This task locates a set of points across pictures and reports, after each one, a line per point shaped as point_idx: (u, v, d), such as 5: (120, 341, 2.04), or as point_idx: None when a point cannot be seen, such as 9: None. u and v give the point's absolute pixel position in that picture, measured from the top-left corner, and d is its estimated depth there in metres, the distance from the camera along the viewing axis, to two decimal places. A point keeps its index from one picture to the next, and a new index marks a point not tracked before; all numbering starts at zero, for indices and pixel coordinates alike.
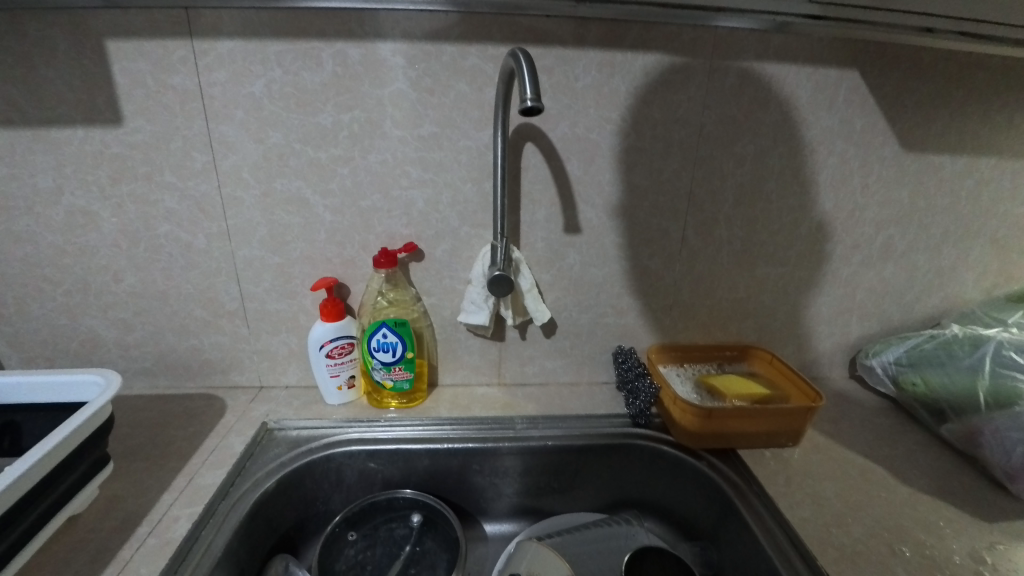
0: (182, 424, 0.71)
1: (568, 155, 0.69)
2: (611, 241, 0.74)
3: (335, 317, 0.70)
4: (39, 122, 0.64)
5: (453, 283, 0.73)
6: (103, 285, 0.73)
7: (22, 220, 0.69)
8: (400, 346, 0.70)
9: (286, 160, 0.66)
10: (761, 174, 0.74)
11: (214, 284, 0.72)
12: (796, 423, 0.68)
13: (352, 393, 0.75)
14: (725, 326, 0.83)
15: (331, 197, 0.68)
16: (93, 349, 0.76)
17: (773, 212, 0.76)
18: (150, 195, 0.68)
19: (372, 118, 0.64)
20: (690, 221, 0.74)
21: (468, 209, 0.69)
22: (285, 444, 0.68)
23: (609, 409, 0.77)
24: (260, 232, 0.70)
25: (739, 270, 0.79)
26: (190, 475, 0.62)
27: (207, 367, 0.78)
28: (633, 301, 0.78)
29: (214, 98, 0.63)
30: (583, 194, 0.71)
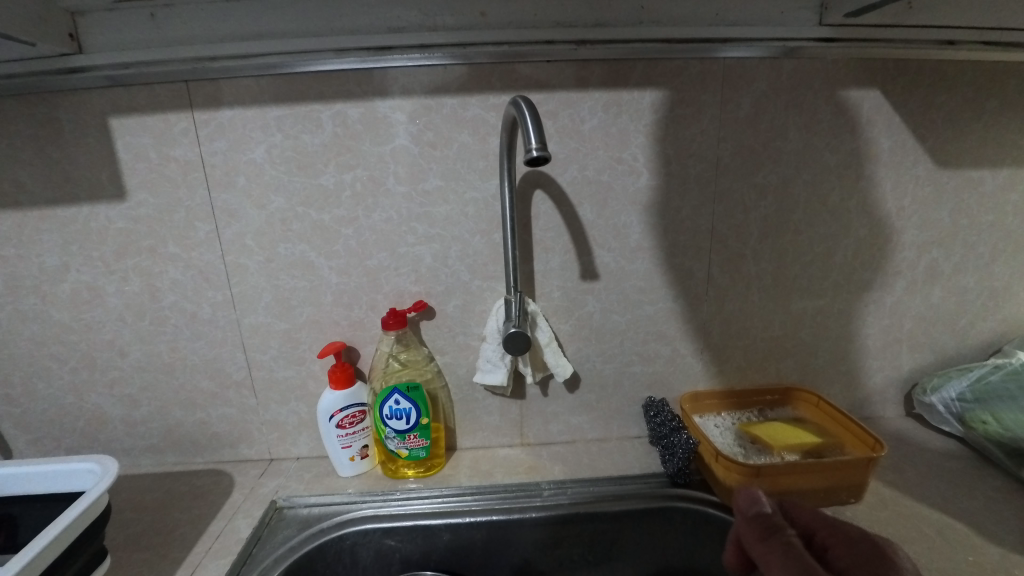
0: (188, 506, 0.67)
1: (580, 200, 0.65)
2: (631, 285, 0.69)
3: (345, 384, 0.66)
4: (45, 203, 0.64)
5: (466, 339, 0.69)
6: (108, 361, 0.71)
7: (30, 299, 0.68)
8: (414, 412, 0.65)
9: (289, 225, 0.64)
10: (787, 205, 0.69)
11: (220, 355, 0.70)
12: (856, 475, 0.61)
13: (365, 463, 0.70)
14: (763, 367, 0.76)
15: (337, 258, 0.65)
16: (99, 427, 0.74)
17: (804, 243, 0.71)
18: (154, 267, 0.67)
19: (375, 176, 0.63)
20: (715, 259, 0.70)
21: (478, 261, 0.66)
22: (295, 524, 0.63)
23: (643, 468, 0.70)
24: (266, 298, 0.67)
25: (772, 308, 0.73)
26: (192, 566, 0.57)
27: (215, 441, 0.74)
28: (661, 347, 0.73)
29: (216, 167, 0.63)
30: (597, 238, 0.67)
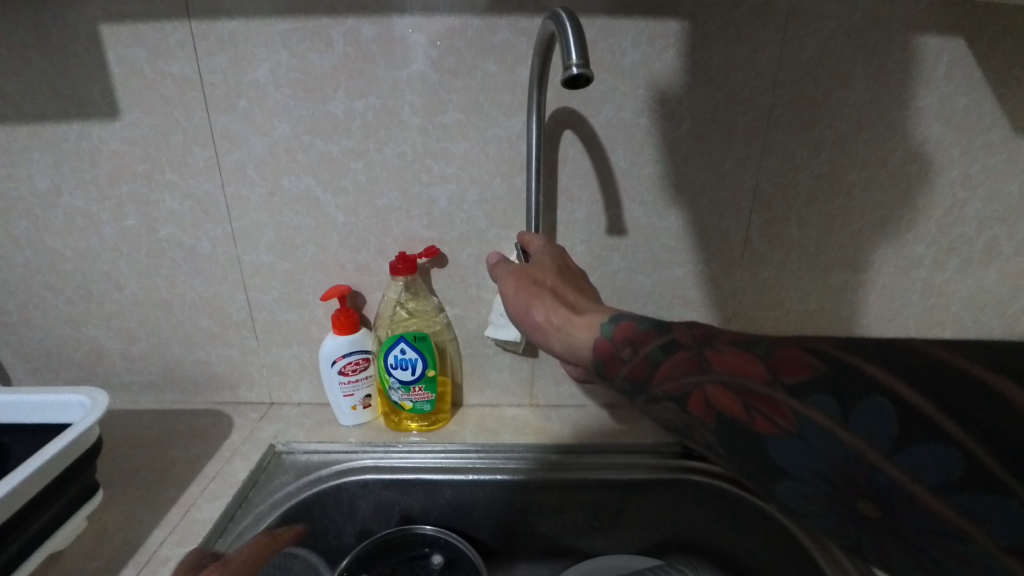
0: (186, 445, 0.65)
1: (613, 145, 0.59)
2: (661, 244, 0.64)
3: (349, 330, 0.62)
4: (34, 118, 0.59)
5: (479, 292, 0.65)
6: (105, 293, 0.68)
7: (22, 223, 0.65)
8: (420, 363, 0.62)
9: (294, 155, 0.59)
10: (841, 166, 0.62)
11: (220, 293, 0.66)
12: None
13: (368, 414, 0.68)
14: None
15: (344, 196, 0.60)
16: (97, 360, 0.72)
17: (855, 209, 0.65)
18: (150, 195, 0.62)
19: (388, 105, 0.57)
20: (756, 221, 0.64)
21: (497, 207, 0.61)
22: (293, 471, 0.62)
23: (657, 437, 0.67)
24: (268, 235, 0.63)
25: (812, 277, 0.67)
26: (186, 505, 0.56)
27: (215, 382, 0.72)
28: (686, 313, 0.68)
29: (215, 86, 0.57)
30: (629, 189, 0.61)
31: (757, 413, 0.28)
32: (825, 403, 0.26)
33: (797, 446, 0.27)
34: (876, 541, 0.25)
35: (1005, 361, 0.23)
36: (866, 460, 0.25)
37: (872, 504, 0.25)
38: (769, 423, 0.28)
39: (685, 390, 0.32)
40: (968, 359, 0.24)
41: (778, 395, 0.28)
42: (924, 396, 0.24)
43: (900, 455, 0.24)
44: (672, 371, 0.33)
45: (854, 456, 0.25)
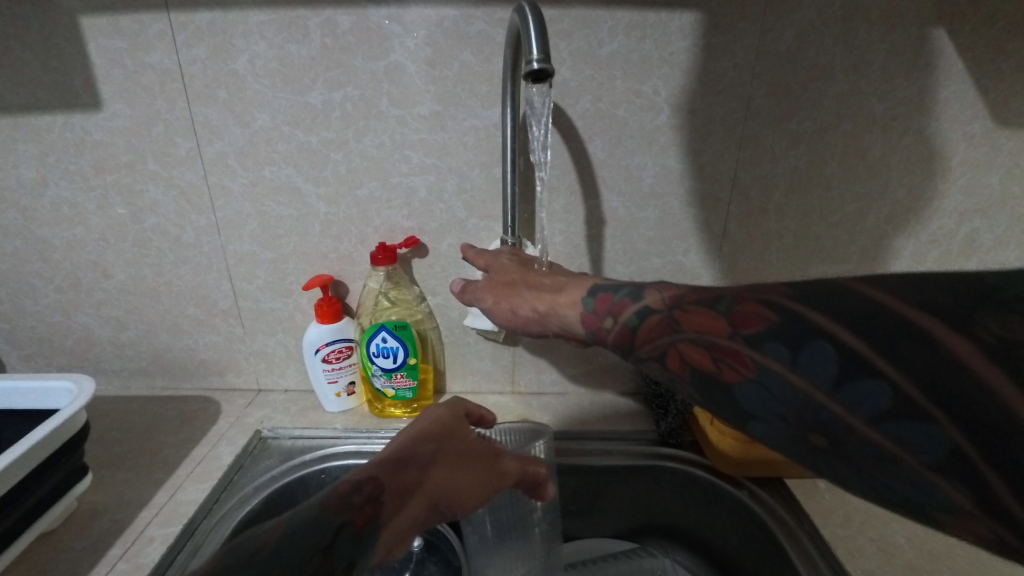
0: (174, 430, 0.67)
1: (591, 136, 0.59)
2: (640, 234, 0.65)
3: (332, 319, 0.64)
4: (17, 109, 0.60)
5: (459, 281, 0.65)
6: (93, 281, 0.69)
7: (10, 213, 0.66)
8: (401, 351, 0.63)
9: (274, 145, 0.60)
10: (820, 157, 0.62)
11: (206, 282, 0.67)
12: None
13: (351, 400, 0.69)
14: None
15: (325, 186, 0.61)
16: (88, 347, 0.73)
17: (834, 200, 0.65)
18: (135, 185, 0.63)
19: (367, 96, 0.57)
20: (734, 212, 0.64)
21: (476, 197, 0.61)
22: (278, 455, 0.63)
23: (634, 425, 0.68)
24: (251, 225, 0.64)
25: (790, 268, 0.68)
26: (172, 488, 0.57)
27: (203, 369, 0.73)
28: None
29: (195, 77, 0.57)
30: (607, 180, 0.62)
31: (722, 365, 0.31)
32: (777, 351, 0.29)
33: (756, 390, 0.30)
34: (830, 466, 0.27)
35: (932, 299, 0.26)
36: (824, 391, 0.27)
37: (826, 434, 0.27)
38: (734, 375, 0.31)
39: (663, 351, 0.34)
40: (906, 303, 0.26)
41: (743, 348, 0.30)
42: (857, 337, 0.27)
43: (842, 392, 0.27)
44: (650, 335, 0.36)
45: (803, 398, 0.28)
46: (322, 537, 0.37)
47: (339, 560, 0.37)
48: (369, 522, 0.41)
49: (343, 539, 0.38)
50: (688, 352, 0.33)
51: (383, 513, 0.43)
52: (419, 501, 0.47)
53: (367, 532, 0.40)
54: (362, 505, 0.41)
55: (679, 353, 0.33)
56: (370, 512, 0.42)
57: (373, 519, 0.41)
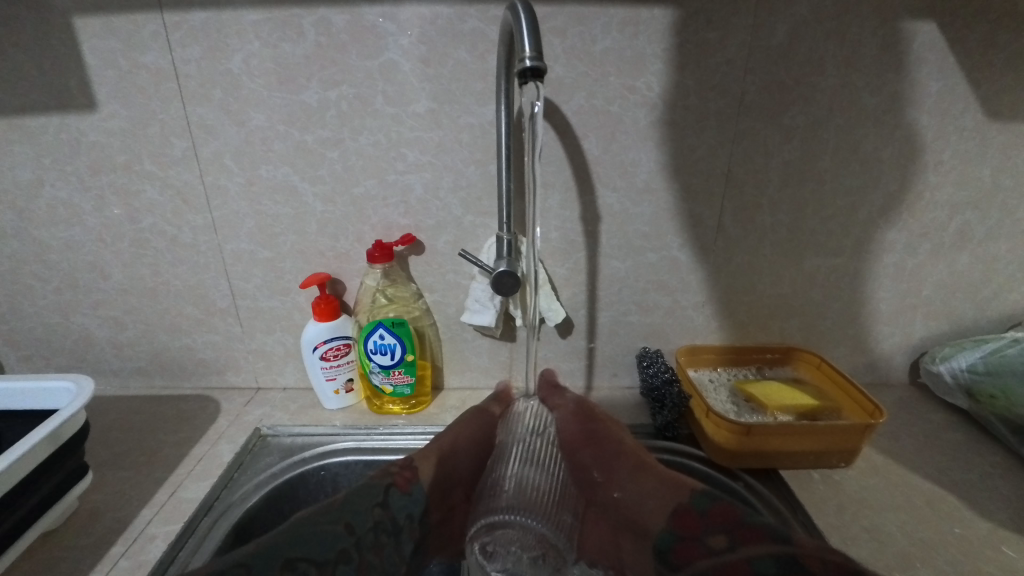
0: (174, 429, 0.67)
1: (585, 132, 0.60)
2: (635, 230, 0.65)
3: (330, 317, 0.64)
4: (11, 110, 0.60)
5: (456, 278, 0.66)
6: (91, 282, 0.69)
7: (6, 215, 0.66)
8: (399, 348, 0.63)
9: (270, 144, 0.60)
10: (812, 151, 0.63)
11: (203, 281, 0.68)
12: (849, 440, 0.59)
13: (350, 397, 0.70)
14: (766, 325, 0.72)
15: (321, 184, 0.61)
16: (87, 347, 0.73)
17: (827, 194, 0.65)
18: (131, 186, 0.63)
19: (362, 94, 0.57)
20: (728, 206, 0.65)
21: (472, 194, 0.61)
22: (278, 452, 0.64)
23: (632, 418, 0.69)
24: (248, 224, 0.64)
25: (784, 262, 0.68)
26: (173, 486, 0.58)
27: (202, 367, 0.73)
28: (661, 297, 0.69)
29: (190, 77, 0.57)
30: (602, 176, 0.62)
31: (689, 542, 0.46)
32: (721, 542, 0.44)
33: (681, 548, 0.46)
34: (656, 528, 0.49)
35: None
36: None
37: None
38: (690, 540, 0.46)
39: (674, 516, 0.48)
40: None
41: (732, 548, 0.43)
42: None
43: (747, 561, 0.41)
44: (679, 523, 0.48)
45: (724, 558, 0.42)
46: (375, 495, 0.49)
47: (396, 511, 0.49)
48: (412, 483, 0.52)
49: (393, 497, 0.50)
50: (711, 565, 0.43)
51: (427, 486, 0.52)
52: (455, 487, 0.55)
53: (413, 488, 0.51)
54: (402, 471, 0.52)
55: (698, 541, 0.45)
56: (408, 476, 0.52)
57: (412, 481, 0.52)
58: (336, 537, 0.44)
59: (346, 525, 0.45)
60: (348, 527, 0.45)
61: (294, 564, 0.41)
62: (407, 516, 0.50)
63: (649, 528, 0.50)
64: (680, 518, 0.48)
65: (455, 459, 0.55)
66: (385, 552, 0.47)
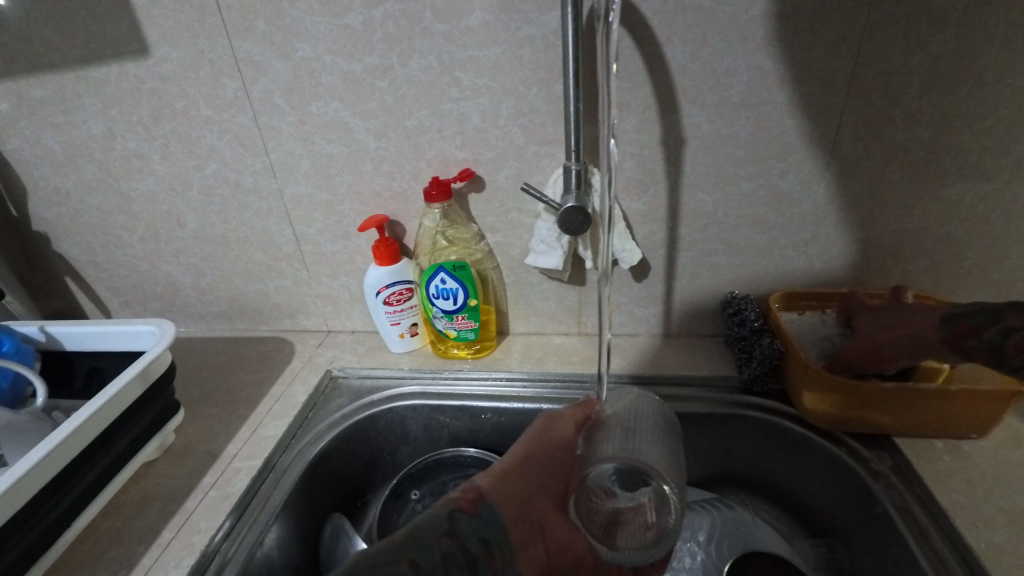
0: (255, 369, 0.70)
1: (668, 36, 0.50)
2: (726, 155, 0.55)
3: (390, 260, 0.62)
4: (78, 62, 0.61)
5: (520, 217, 0.60)
6: (170, 231, 0.72)
7: (90, 169, 0.69)
8: (461, 292, 0.60)
9: (318, 78, 0.56)
10: (975, 40, 0.48)
11: (268, 226, 0.68)
12: (986, 410, 0.49)
13: (416, 341, 0.69)
14: (886, 266, 0.60)
15: (373, 119, 0.57)
16: (175, 293, 0.78)
17: (990, 98, 0.50)
18: (191, 132, 0.63)
19: (409, 11, 0.51)
20: (848, 120, 0.53)
21: (534, 121, 0.54)
22: (348, 394, 0.65)
23: (714, 369, 0.62)
24: (304, 165, 0.62)
25: (917, 190, 0.56)
26: (254, 424, 0.61)
27: (276, 311, 0.75)
28: (755, 234, 0.60)
29: (231, 9, 0.54)
30: (687, 91, 0.52)
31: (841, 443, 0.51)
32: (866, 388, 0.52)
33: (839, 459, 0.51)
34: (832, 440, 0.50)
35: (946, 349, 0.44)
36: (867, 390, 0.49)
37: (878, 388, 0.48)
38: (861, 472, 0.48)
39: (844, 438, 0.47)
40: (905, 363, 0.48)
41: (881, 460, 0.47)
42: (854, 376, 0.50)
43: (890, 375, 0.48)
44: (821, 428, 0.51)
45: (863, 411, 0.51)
46: (439, 523, 0.40)
47: (465, 539, 0.40)
48: (479, 503, 0.43)
49: (458, 524, 0.41)
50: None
51: (507, 514, 0.43)
52: (538, 496, 0.45)
53: (482, 509, 0.43)
54: (465, 493, 0.44)
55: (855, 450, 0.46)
56: (472, 497, 0.44)
57: (479, 502, 0.43)
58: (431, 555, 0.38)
59: (409, 561, 0.37)
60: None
61: None
62: (480, 542, 0.41)
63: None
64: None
65: (536, 464, 0.46)
66: None
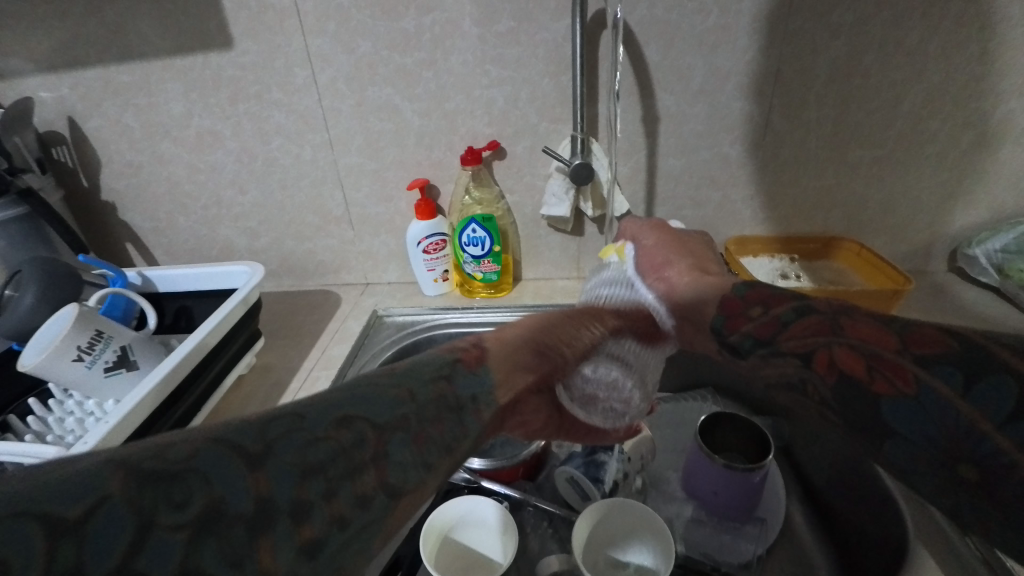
0: (310, 312, 0.84)
1: (646, 40, 0.67)
2: (689, 130, 0.73)
3: (429, 216, 0.76)
4: (167, 54, 0.74)
5: (533, 180, 0.77)
6: (232, 198, 0.85)
7: (164, 144, 0.82)
8: (487, 240, 0.76)
9: (375, 69, 0.71)
10: (860, 46, 0.67)
11: (322, 192, 0.82)
12: (878, 306, 0.68)
13: (445, 286, 0.84)
14: (810, 217, 0.80)
15: (418, 101, 0.73)
16: (230, 254, 0.91)
17: (873, 88, 0.70)
18: (262, 112, 0.77)
19: (451, 18, 0.67)
20: (776, 103, 0.71)
21: (547, 103, 0.71)
22: (394, 327, 0.79)
23: None
24: (358, 140, 0.76)
25: (827, 156, 0.75)
26: (322, 347, 0.75)
27: (322, 268, 0.90)
28: (712, 192, 0.78)
29: (308, 13, 0.68)
30: (661, 81, 0.70)
31: (877, 374, 0.34)
32: (946, 375, 0.32)
33: (911, 406, 0.32)
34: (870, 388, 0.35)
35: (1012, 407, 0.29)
36: (896, 345, 0.34)
37: (879, 386, 0.33)
38: (887, 384, 0.33)
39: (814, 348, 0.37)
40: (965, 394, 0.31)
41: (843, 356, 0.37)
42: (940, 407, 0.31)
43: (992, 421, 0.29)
44: (803, 331, 0.38)
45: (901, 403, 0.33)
46: (437, 367, 0.33)
47: (461, 390, 0.33)
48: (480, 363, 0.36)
49: (457, 374, 0.34)
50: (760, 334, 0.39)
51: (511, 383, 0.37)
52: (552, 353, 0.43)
53: (483, 367, 0.35)
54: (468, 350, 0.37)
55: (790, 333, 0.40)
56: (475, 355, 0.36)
57: (481, 361, 0.36)
58: (329, 448, 0.25)
59: (127, 476, 0.19)
60: (104, 495, 0.18)
61: (348, 424, 0.26)
62: (470, 396, 0.33)
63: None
64: (728, 301, 0.47)
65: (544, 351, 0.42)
66: (447, 429, 0.30)
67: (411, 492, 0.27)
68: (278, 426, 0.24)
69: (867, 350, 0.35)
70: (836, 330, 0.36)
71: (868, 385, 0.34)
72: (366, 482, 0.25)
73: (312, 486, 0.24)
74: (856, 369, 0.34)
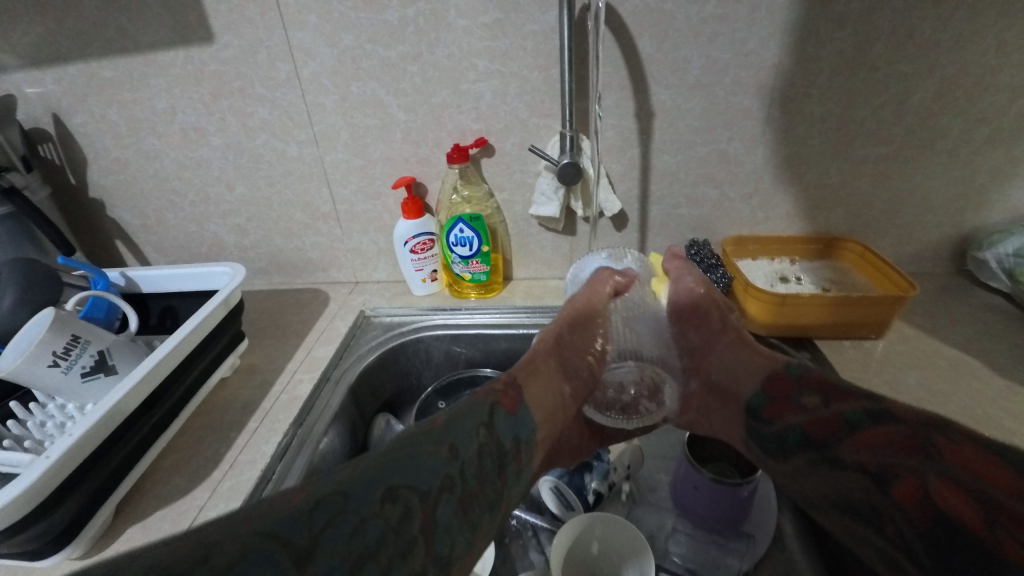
0: (298, 311, 0.83)
1: (640, 32, 0.64)
2: (685, 125, 0.70)
3: (417, 215, 0.75)
4: (148, 48, 0.72)
5: (523, 177, 0.74)
6: (219, 195, 0.83)
7: (149, 140, 0.80)
8: (475, 240, 0.74)
9: (359, 63, 0.69)
10: (868, 37, 0.63)
11: (308, 189, 0.80)
12: (880, 312, 0.65)
13: (435, 285, 0.83)
14: (812, 216, 0.77)
15: (404, 96, 0.70)
16: (219, 251, 0.90)
17: (880, 82, 0.66)
18: (246, 108, 0.75)
19: (436, 10, 0.64)
20: (777, 98, 0.68)
21: (536, 98, 0.68)
22: (381, 327, 0.78)
23: None
24: (343, 136, 0.74)
25: (831, 154, 0.72)
26: (307, 348, 0.74)
27: (311, 265, 0.88)
28: (710, 190, 0.75)
29: (289, 5, 0.66)
30: (656, 74, 0.67)
31: (995, 530, 0.30)
32: None
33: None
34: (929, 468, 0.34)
35: None
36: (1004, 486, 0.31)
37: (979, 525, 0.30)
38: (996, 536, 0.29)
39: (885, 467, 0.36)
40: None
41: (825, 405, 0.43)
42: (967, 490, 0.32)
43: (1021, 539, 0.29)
44: (876, 440, 0.37)
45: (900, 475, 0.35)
46: (479, 416, 0.41)
47: (500, 434, 0.41)
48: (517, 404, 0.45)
49: (498, 419, 0.42)
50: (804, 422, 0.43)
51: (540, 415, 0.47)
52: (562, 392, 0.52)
53: (517, 410, 0.45)
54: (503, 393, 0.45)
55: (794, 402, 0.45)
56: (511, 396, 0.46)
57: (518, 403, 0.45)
58: (380, 523, 0.30)
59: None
60: None
61: (397, 492, 0.32)
62: (513, 439, 0.42)
63: (741, 391, 0.51)
64: (771, 381, 0.49)
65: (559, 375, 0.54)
66: (491, 480, 0.38)
67: (463, 556, 0.33)
68: (329, 509, 0.30)
69: (964, 480, 0.32)
70: (931, 456, 0.34)
71: (974, 531, 0.30)
72: (417, 556, 0.31)
73: (390, 507, 0.32)
74: (947, 501, 0.32)
